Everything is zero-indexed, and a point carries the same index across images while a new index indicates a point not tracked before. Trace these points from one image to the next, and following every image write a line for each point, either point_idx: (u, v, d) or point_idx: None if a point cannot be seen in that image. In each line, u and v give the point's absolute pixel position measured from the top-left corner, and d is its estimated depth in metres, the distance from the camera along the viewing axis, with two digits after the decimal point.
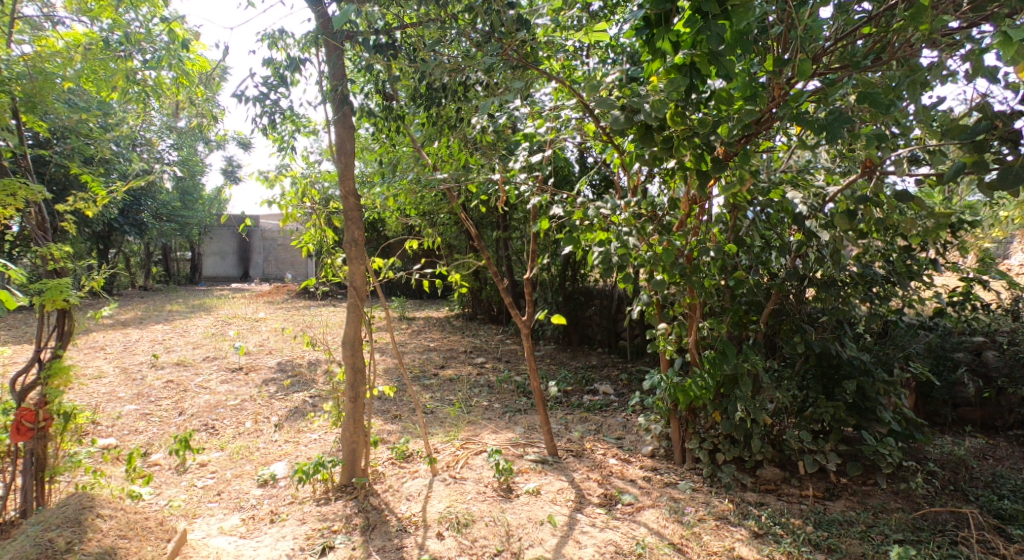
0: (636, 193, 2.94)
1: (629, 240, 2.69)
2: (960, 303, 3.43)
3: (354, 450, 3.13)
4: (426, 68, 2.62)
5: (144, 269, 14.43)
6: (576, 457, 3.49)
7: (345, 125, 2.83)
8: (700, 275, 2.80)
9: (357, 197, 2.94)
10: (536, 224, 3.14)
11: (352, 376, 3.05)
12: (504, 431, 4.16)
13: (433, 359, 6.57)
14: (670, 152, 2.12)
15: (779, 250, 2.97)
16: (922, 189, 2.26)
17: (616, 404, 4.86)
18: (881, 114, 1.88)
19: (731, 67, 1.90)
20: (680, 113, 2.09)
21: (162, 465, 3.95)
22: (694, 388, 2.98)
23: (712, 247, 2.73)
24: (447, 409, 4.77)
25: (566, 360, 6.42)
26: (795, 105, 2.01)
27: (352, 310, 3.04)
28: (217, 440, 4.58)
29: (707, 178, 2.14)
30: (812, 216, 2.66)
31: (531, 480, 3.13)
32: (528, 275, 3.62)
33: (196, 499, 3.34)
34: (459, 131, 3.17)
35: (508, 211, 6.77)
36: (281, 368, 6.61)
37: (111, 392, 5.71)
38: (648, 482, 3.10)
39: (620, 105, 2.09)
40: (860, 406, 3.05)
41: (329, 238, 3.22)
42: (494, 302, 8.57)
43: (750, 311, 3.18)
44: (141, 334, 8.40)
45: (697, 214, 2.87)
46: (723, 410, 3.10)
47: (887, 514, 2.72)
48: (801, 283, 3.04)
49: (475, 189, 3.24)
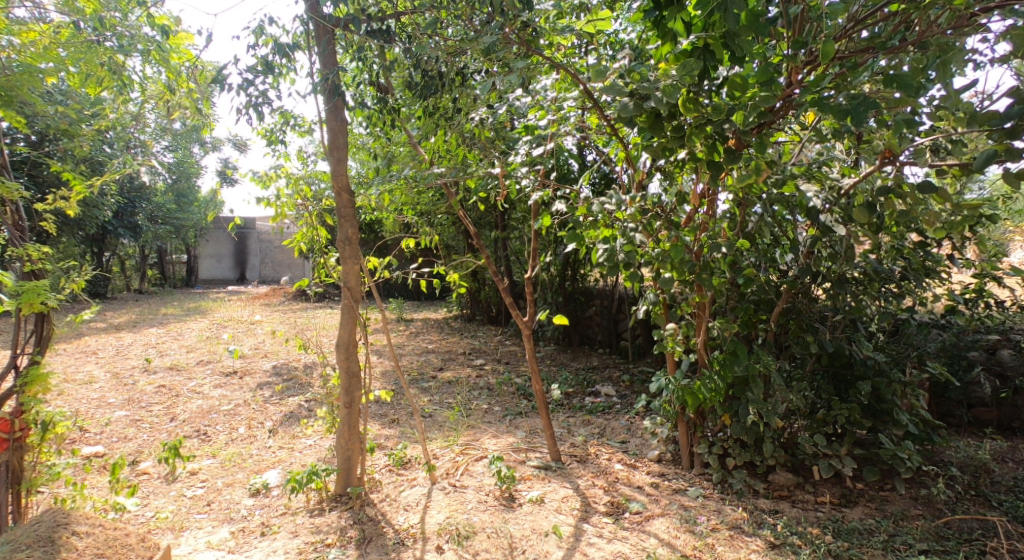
0: (641, 188, 2.78)
1: (636, 236, 2.55)
2: (974, 300, 3.31)
3: (349, 457, 3.01)
4: (423, 52, 2.50)
5: (139, 273, 14.25)
6: (580, 463, 3.38)
7: (338, 120, 2.71)
8: (710, 273, 2.67)
9: (350, 193, 2.83)
10: (537, 220, 3.03)
11: (347, 380, 2.96)
12: (505, 436, 4.03)
13: (431, 361, 6.45)
14: (682, 143, 1.98)
15: (790, 246, 2.85)
16: (947, 181, 2.12)
17: (619, 406, 4.76)
18: (910, 97, 1.75)
19: (748, 48, 1.79)
20: (693, 100, 1.94)
21: (151, 474, 3.85)
22: (704, 390, 2.87)
23: (726, 241, 2.57)
24: (446, 413, 4.64)
25: (567, 361, 6.32)
26: (814, 90, 1.86)
27: (346, 312, 2.94)
28: (210, 446, 4.45)
29: (720, 170, 2.05)
30: (828, 210, 2.51)
31: (534, 489, 3.00)
32: (528, 274, 3.44)
33: (184, 510, 3.24)
34: (456, 124, 2.93)
35: (507, 210, 6.70)
36: (276, 371, 6.49)
37: (101, 398, 5.58)
38: (656, 489, 2.99)
39: (628, 91, 1.95)
40: (875, 408, 2.92)
41: (322, 236, 3.05)
42: (493, 304, 8.46)
43: (759, 310, 3.06)
44: (134, 338, 8.27)
45: (705, 212, 2.72)
46: (733, 413, 2.98)
47: (909, 521, 2.60)
48: (812, 280, 2.92)
49: (473, 184, 3.12)
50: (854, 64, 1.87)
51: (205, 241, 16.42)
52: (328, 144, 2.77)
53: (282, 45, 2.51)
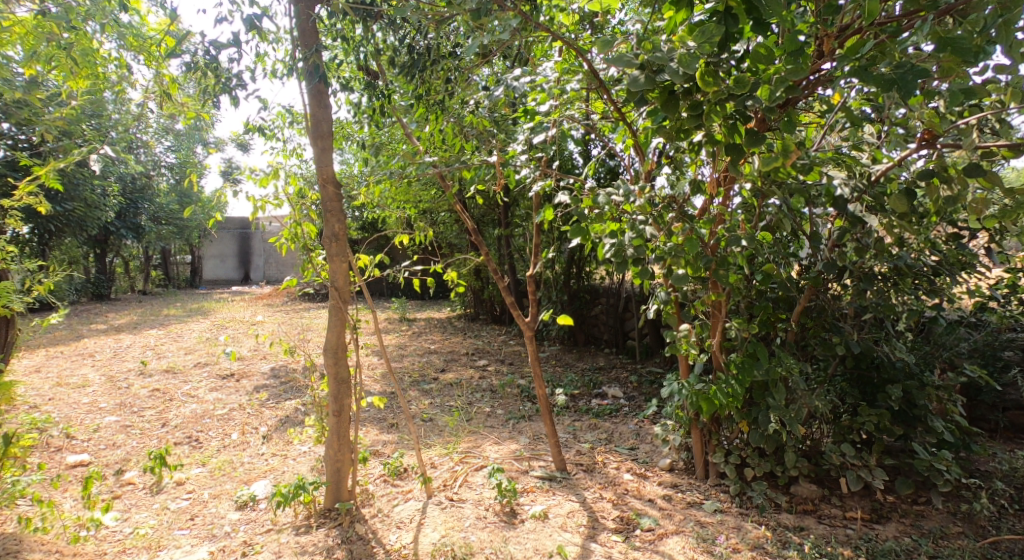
0: (651, 178, 2.58)
1: (646, 229, 2.34)
2: (1009, 296, 3.06)
3: (339, 469, 2.82)
4: (403, 15, 2.27)
5: (142, 274, 14.12)
6: (587, 472, 3.16)
7: (319, 103, 2.58)
8: (726, 269, 2.45)
9: (335, 184, 2.66)
10: (539, 213, 2.82)
11: (335, 387, 2.77)
12: (507, 442, 3.82)
13: (433, 362, 6.25)
14: (699, 121, 1.75)
15: (812, 239, 2.62)
16: (998, 163, 1.90)
17: (627, 409, 4.55)
18: (966, 63, 1.52)
19: (777, 9, 1.57)
20: (712, 73, 1.67)
21: (136, 485, 3.67)
22: (720, 396, 2.65)
23: (746, 234, 2.33)
24: (447, 417, 4.43)
25: (572, 361, 6.13)
26: (853, 56, 1.63)
27: (334, 314, 2.74)
28: (200, 454, 4.25)
29: (740, 153, 1.82)
30: (857, 198, 2.28)
31: (537, 502, 2.79)
32: (531, 271, 3.21)
33: (165, 526, 3.07)
34: (448, 109, 2.92)
35: (510, 205, 6.51)
36: (274, 374, 6.30)
37: (93, 402, 5.40)
38: (669, 503, 2.76)
39: (639, 63, 1.70)
40: (907, 414, 2.68)
41: (308, 232, 2.76)
42: (497, 303, 8.25)
43: (779, 308, 2.82)
44: (133, 339, 8.10)
45: (720, 201, 2.50)
46: (752, 420, 2.75)
47: (950, 542, 2.39)
48: (837, 275, 2.69)
49: (469, 175, 2.92)
50: (897, 28, 1.64)
51: (208, 241, 16.29)
52: (312, 131, 2.60)
53: (249, 19, 2.30)
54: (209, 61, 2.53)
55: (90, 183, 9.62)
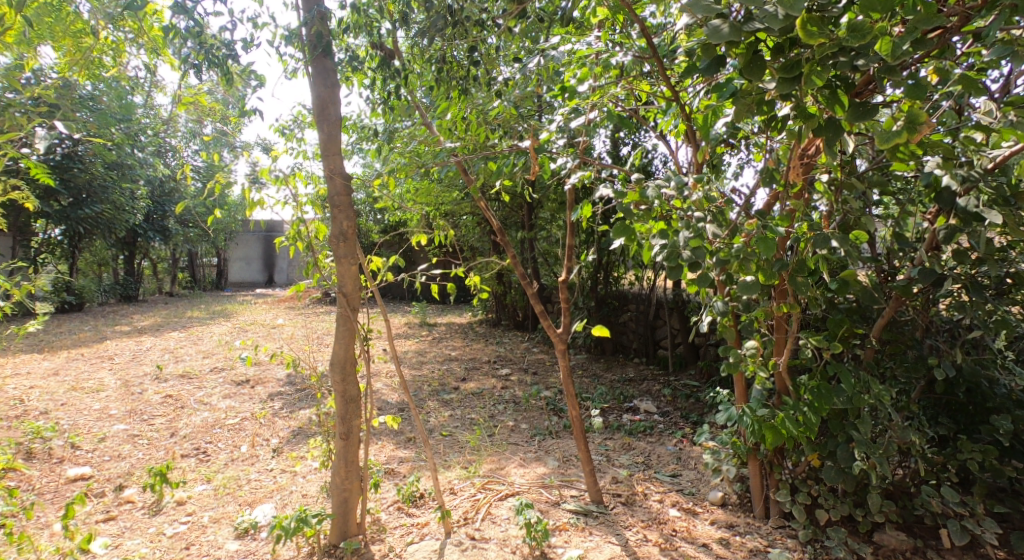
0: (703, 169, 2.24)
1: (705, 227, 1.97)
2: None
3: (346, 500, 2.49)
4: None
5: (170, 275, 14.08)
6: (626, 506, 2.77)
7: (327, 84, 2.27)
8: (803, 276, 2.06)
9: (344, 177, 2.34)
10: (576, 210, 2.45)
11: (342, 406, 2.43)
12: (534, 464, 3.44)
13: (454, 371, 5.91)
14: (795, 86, 1.37)
15: (900, 241, 2.23)
16: None
17: (662, 426, 4.17)
18: None
19: None
20: (817, 21, 1.28)
21: (135, 504, 3.38)
22: (788, 425, 2.26)
23: (834, 233, 1.93)
24: (468, 434, 4.07)
25: (599, 371, 5.74)
26: None
27: (342, 324, 2.40)
28: (206, 468, 3.96)
29: (843, 129, 1.45)
30: (970, 190, 1.90)
31: (572, 544, 2.41)
32: (563, 276, 2.83)
33: (158, 556, 2.76)
34: (473, 97, 2.65)
35: (537, 206, 6.20)
36: (290, 380, 6.02)
37: (103, 409, 5.14)
38: (727, 549, 2.37)
39: (721, 9, 1.32)
40: (1016, 451, 2.27)
41: (315, 231, 2.43)
42: (519, 308, 7.90)
43: (855, 322, 2.43)
44: (153, 342, 7.90)
45: (793, 195, 2.13)
46: (826, 454, 2.35)
47: None
48: (930, 284, 2.29)
49: (495, 167, 2.62)
50: None
51: (234, 244, 16.24)
52: (318, 115, 2.29)
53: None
54: (197, 29, 2.21)
55: (120, 186, 9.52)
